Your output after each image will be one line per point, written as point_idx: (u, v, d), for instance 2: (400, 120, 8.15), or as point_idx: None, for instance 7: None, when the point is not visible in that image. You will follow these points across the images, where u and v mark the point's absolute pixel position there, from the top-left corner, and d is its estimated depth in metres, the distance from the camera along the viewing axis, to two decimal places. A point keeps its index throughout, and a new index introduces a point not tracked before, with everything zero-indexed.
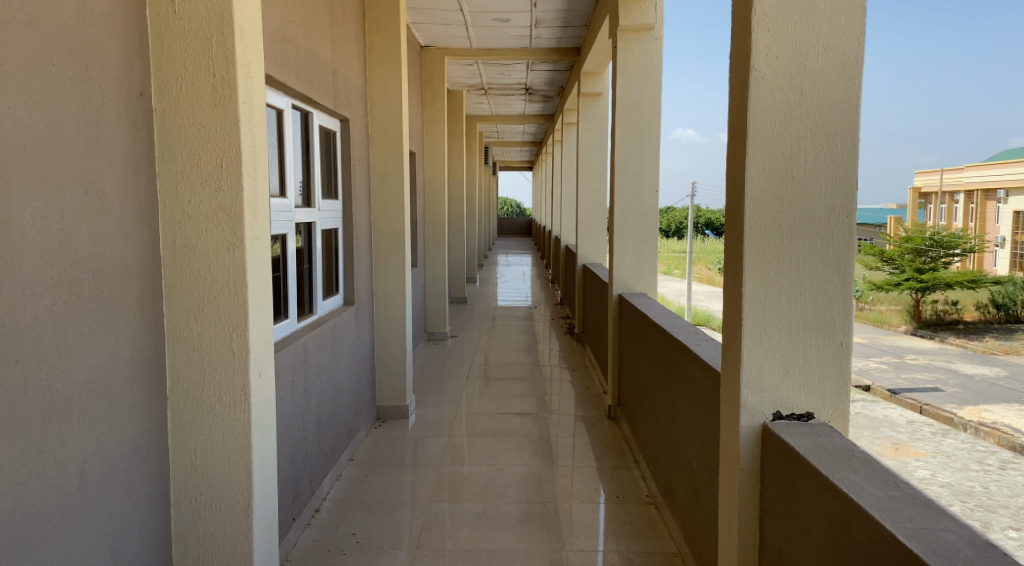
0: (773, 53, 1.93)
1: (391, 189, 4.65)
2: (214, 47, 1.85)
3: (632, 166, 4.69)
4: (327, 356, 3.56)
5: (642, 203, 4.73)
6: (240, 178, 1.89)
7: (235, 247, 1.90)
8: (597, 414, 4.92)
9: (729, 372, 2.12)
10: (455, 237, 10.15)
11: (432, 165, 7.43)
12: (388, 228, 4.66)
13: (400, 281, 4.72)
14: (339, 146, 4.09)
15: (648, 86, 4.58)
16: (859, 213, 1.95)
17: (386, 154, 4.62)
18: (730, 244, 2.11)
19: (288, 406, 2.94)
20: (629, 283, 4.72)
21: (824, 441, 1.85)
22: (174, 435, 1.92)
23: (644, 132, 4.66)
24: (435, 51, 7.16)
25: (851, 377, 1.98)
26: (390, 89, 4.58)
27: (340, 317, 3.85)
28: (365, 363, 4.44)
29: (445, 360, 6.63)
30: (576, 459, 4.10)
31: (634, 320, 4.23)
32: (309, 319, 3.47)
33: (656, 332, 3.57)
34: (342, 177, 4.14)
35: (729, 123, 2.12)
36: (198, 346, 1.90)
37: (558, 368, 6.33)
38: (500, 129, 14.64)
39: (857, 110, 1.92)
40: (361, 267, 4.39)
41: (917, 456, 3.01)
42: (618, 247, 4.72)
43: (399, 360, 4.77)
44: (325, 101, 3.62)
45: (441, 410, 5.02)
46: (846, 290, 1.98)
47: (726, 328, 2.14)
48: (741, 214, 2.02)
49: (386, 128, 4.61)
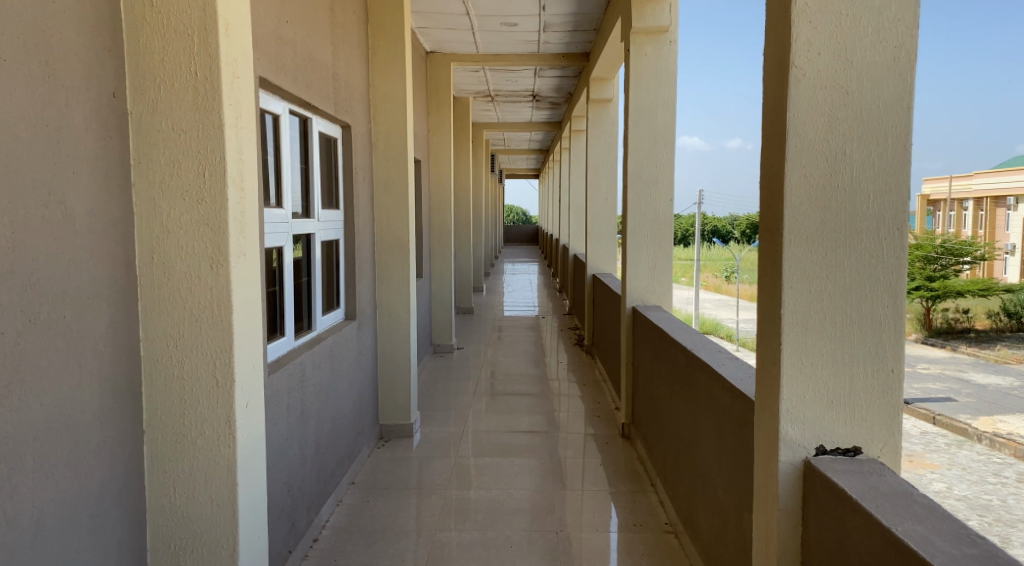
0: (816, 49, 1.74)
1: (395, 198, 4.47)
2: (195, 43, 1.67)
3: (646, 173, 4.49)
4: (326, 375, 3.37)
5: (656, 211, 4.53)
6: (224, 188, 1.70)
7: (218, 265, 1.72)
8: (609, 433, 4.70)
9: (765, 400, 1.91)
10: (462, 247, 9.98)
11: (437, 173, 7.26)
12: (391, 239, 4.48)
13: (404, 294, 4.53)
14: (340, 153, 3.92)
15: (663, 91, 4.39)
16: (911, 225, 1.75)
17: (390, 161, 4.45)
18: (766, 261, 1.92)
19: (282, 431, 2.75)
20: (644, 294, 4.51)
21: (876, 482, 1.64)
22: (152, 473, 1.73)
23: (658, 138, 4.47)
24: (441, 57, 7.01)
25: (903, 408, 1.77)
26: (394, 94, 4.41)
27: (340, 333, 3.66)
28: (367, 381, 4.25)
29: (450, 374, 6.43)
30: (587, 482, 3.89)
31: (650, 334, 4.04)
32: (306, 337, 3.28)
33: (674, 350, 3.37)
34: (343, 186, 3.96)
35: (764, 126, 1.93)
36: (178, 374, 1.71)
37: (567, 382, 6.12)
38: (506, 136, 14.50)
39: (909, 111, 1.73)
40: (363, 280, 4.20)
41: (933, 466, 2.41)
42: (632, 258, 4.54)
43: (403, 376, 4.57)
44: (325, 106, 3.45)
45: (446, 428, 4.81)
46: (896, 311, 1.77)
47: (761, 352, 1.95)
48: (778, 228, 1.83)
49: (390, 134, 4.44)
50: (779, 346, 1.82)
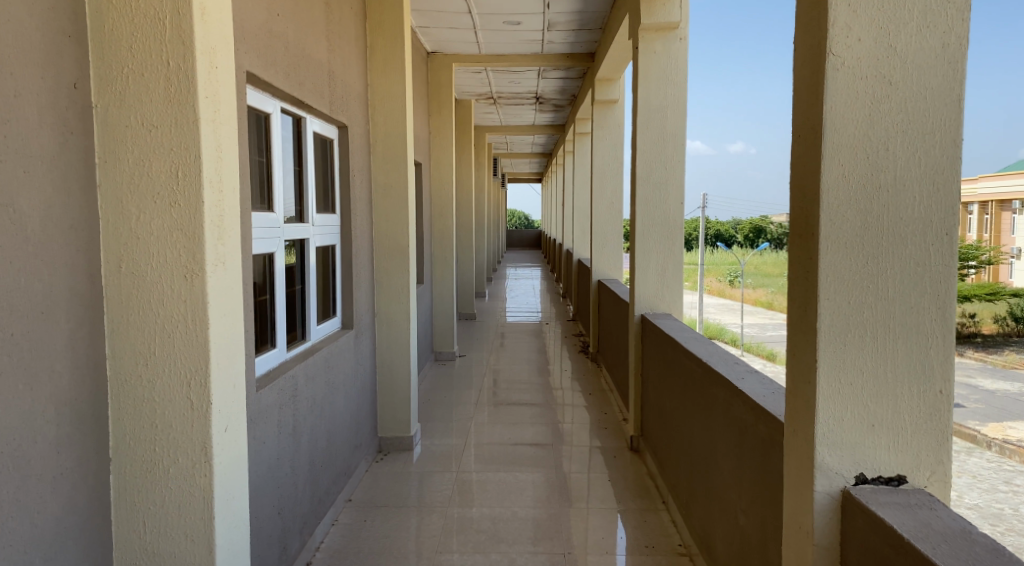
0: (855, 35, 1.57)
1: (394, 202, 4.30)
2: (167, 29, 1.50)
3: (655, 175, 4.32)
4: (321, 388, 3.21)
5: (665, 215, 4.35)
6: (199, 189, 1.53)
7: (192, 274, 1.54)
8: (617, 445, 4.52)
9: (797, 422, 1.74)
10: (464, 252, 9.81)
11: (439, 176, 7.10)
12: (391, 245, 4.31)
13: (404, 302, 4.35)
14: (336, 155, 3.76)
15: (672, 89, 4.23)
16: (961, 230, 1.57)
17: (389, 164, 4.29)
18: (798, 268, 1.74)
19: (274, 448, 2.58)
20: (653, 301, 4.33)
21: (928, 517, 1.46)
22: (119, 505, 1.55)
23: (668, 139, 4.30)
24: (443, 57, 6.87)
25: (952, 432, 1.60)
26: (393, 94, 4.25)
27: (336, 343, 3.50)
28: (365, 392, 4.08)
29: (453, 383, 6.26)
30: (595, 499, 3.71)
31: (660, 343, 3.87)
32: (299, 348, 3.11)
33: (687, 361, 3.20)
34: (340, 189, 3.80)
35: (795, 121, 1.76)
36: (149, 396, 1.54)
37: (572, 391, 5.94)
38: (509, 140, 14.39)
39: (959, 103, 1.56)
40: (360, 287, 4.03)
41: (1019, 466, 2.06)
42: (640, 264, 4.37)
43: (402, 387, 4.40)
44: (321, 105, 3.29)
45: (448, 441, 4.63)
46: (945, 325, 1.59)
47: (792, 369, 1.78)
48: (812, 233, 1.65)
49: (388, 136, 4.28)
50: (813, 364, 1.65)
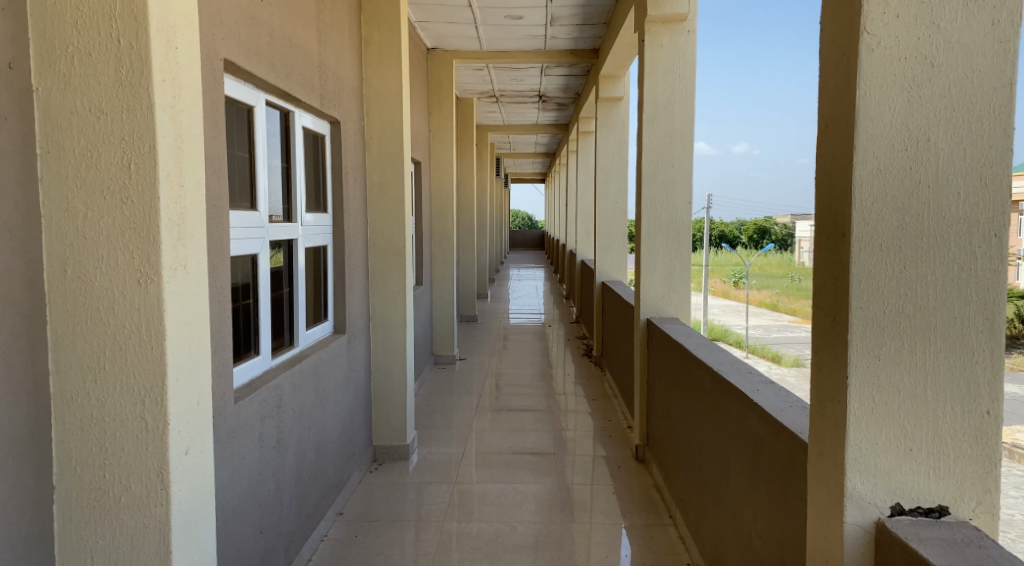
0: (893, 11, 1.39)
1: (390, 201, 4.14)
2: (116, 3, 1.33)
3: (662, 173, 4.13)
4: (309, 397, 3.04)
5: (673, 216, 4.17)
6: (154, 184, 1.36)
7: (146, 279, 1.37)
8: (622, 455, 4.34)
9: (824, 444, 1.56)
10: (466, 253, 9.63)
11: (439, 176, 6.93)
12: (386, 245, 4.14)
13: (399, 305, 4.18)
14: (328, 151, 3.59)
15: (680, 84, 4.04)
16: (1012, 231, 1.40)
17: (385, 162, 4.12)
18: (825, 273, 1.57)
19: (255, 463, 2.41)
20: (659, 305, 4.15)
21: (977, 556, 1.29)
22: (63, 538, 1.39)
23: (676, 136, 4.12)
24: (443, 54, 6.70)
25: (1000, 458, 1.42)
26: (389, 89, 4.08)
27: (327, 349, 3.33)
28: (359, 399, 3.90)
29: (453, 388, 6.08)
30: (599, 513, 3.53)
31: (666, 349, 3.70)
32: (285, 355, 2.95)
33: (697, 369, 3.02)
34: (332, 188, 3.63)
35: (822, 110, 1.58)
36: (98, 415, 1.38)
37: (575, 397, 5.76)
38: (512, 139, 14.22)
39: (1011, 88, 1.38)
40: (354, 289, 3.86)
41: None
42: (646, 265, 4.19)
43: (398, 394, 4.22)
44: (311, 99, 3.13)
45: (445, 449, 4.45)
46: (992, 337, 1.41)
47: (819, 385, 1.60)
48: (843, 234, 1.48)
49: (384, 132, 4.11)
50: (844, 381, 1.47)
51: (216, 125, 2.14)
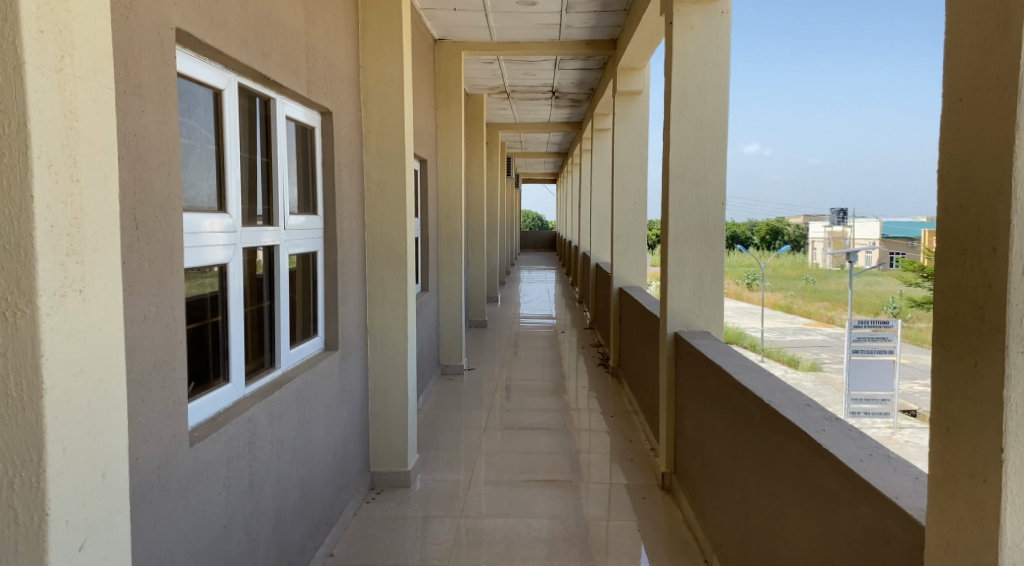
0: None
1: (390, 201, 3.73)
2: None
3: (692, 170, 3.71)
4: (290, 427, 2.64)
5: (704, 217, 3.73)
6: (23, 176, 0.97)
7: (16, 310, 0.99)
8: (645, 483, 3.91)
9: (955, 535, 1.14)
10: (474, 255, 9.22)
11: (446, 174, 6.54)
12: (386, 250, 3.74)
13: (401, 316, 3.77)
14: (318, 145, 3.19)
15: (712, 72, 3.63)
16: None
17: (383, 158, 3.72)
18: (959, 301, 1.14)
19: (216, 516, 2.02)
20: (688, 318, 3.72)
21: None
22: None
23: (708, 129, 3.69)
24: (451, 44, 6.29)
25: None
26: (389, 77, 3.69)
27: (314, 371, 2.94)
28: (354, 422, 3.51)
29: (460, 403, 5.66)
30: (623, 555, 3.11)
31: (699, 369, 3.27)
32: (263, 380, 2.55)
33: (740, 397, 2.60)
34: (324, 186, 3.24)
35: (948, 75, 1.16)
36: None
37: (591, 412, 5.34)
38: (522, 138, 13.75)
39: None
40: (348, 300, 3.46)
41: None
42: (674, 273, 3.74)
43: (398, 416, 3.80)
44: (295, 86, 2.74)
45: (450, 476, 4.04)
46: None
47: (947, 452, 1.18)
48: (994, 250, 1.05)
49: (382, 126, 3.72)
50: (997, 454, 1.04)
51: (165, 109, 1.74)
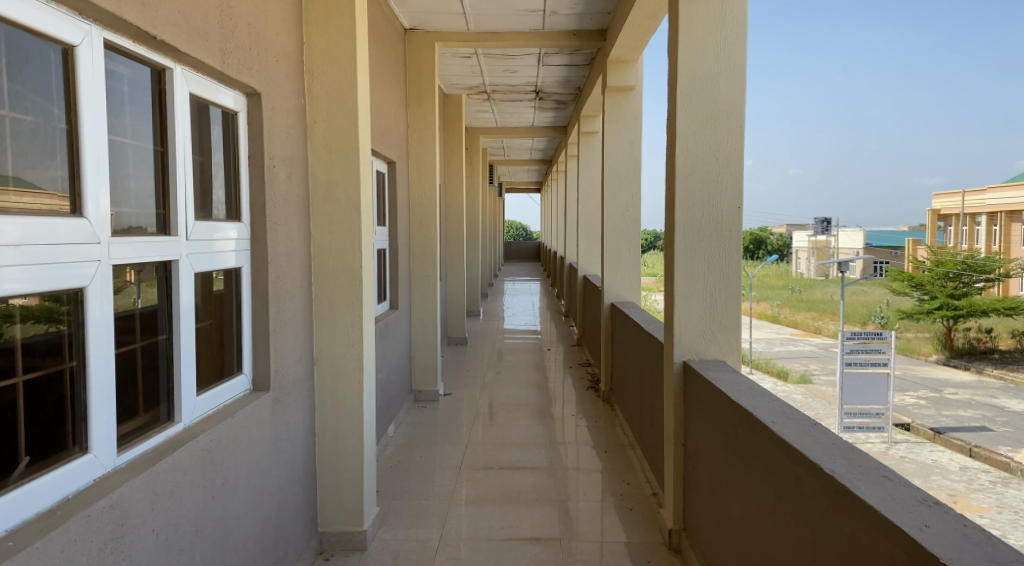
0: None
1: (341, 207, 3.11)
2: None
3: (702, 169, 3.12)
4: (193, 503, 2.00)
5: (717, 223, 3.13)
6: None
7: None
8: (649, 541, 3.30)
9: None
10: (453, 267, 8.59)
11: (418, 178, 5.90)
12: (336, 265, 3.11)
13: (353, 345, 3.13)
14: (245, 136, 2.56)
15: (727, 51, 3.06)
16: None
17: (331, 155, 3.09)
18: None
19: None
20: (697, 344, 3.13)
21: None
22: None
23: (722, 119, 3.11)
24: (424, 35, 5.73)
25: None
26: (339, 57, 3.07)
27: (234, 422, 2.30)
28: (293, 479, 2.85)
29: (435, 435, 5.01)
30: None
31: (716, 411, 2.67)
32: (151, 443, 1.92)
33: (783, 457, 2.00)
34: (252, 186, 2.60)
35: None
36: None
37: (582, 445, 4.74)
38: (506, 144, 13.16)
39: None
40: (287, 327, 2.82)
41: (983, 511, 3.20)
42: (682, 291, 3.14)
43: (353, 465, 3.16)
44: (203, 55, 2.12)
45: (418, 534, 3.39)
46: None
47: None
48: None
49: (331, 116, 3.09)
50: None
51: None
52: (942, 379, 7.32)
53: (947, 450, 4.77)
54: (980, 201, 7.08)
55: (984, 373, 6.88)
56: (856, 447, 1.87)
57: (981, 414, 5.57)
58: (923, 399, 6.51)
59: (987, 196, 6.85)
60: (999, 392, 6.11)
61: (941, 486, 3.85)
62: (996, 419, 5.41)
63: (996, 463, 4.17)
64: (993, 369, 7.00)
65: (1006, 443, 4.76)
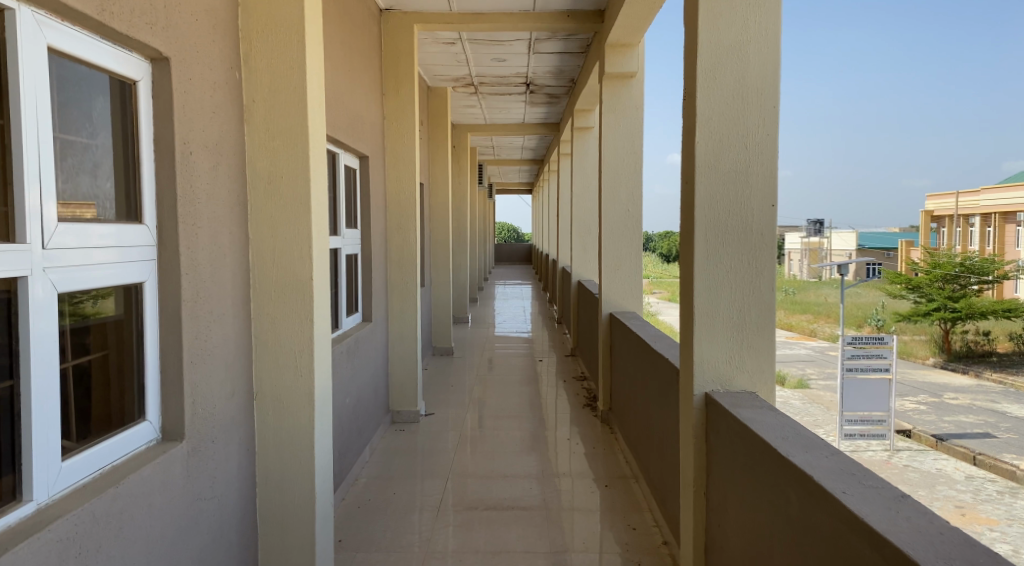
0: None
1: (284, 207, 2.53)
2: None
3: (729, 159, 2.56)
4: None
5: (747, 225, 2.57)
6: None
7: None
8: None
9: None
10: (438, 271, 8.01)
11: (397, 176, 5.30)
12: (279, 278, 2.54)
13: (301, 375, 2.55)
14: (149, 113, 1.98)
15: (758, 16, 2.51)
16: None
17: (275, 143, 2.52)
18: None
19: None
20: (722, 371, 2.58)
21: None
22: None
23: (751, 99, 2.55)
24: (402, 16, 5.17)
25: None
26: (283, 20, 2.49)
27: (121, 492, 1.72)
28: (221, 546, 2.27)
29: (413, 464, 4.44)
30: None
31: (752, 464, 2.11)
32: None
33: (867, 549, 1.44)
34: (161, 179, 2.01)
35: None
36: None
37: (580, 477, 4.17)
38: (495, 142, 12.61)
39: None
40: (212, 357, 2.23)
41: (991, 524, 2.73)
42: (704, 307, 2.59)
43: (300, 522, 2.58)
44: None
45: None
46: None
47: None
48: None
49: (275, 96, 2.51)
50: None
51: None
52: (941, 381, 6.83)
53: (948, 456, 4.32)
54: (974, 203, 6.86)
55: (982, 375, 6.50)
56: (978, 546, 1.33)
57: (984, 420, 5.09)
58: (922, 402, 5.81)
59: (983, 197, 6.65)
60: (1001, 399, 5.56)
61: (944, 494, 3.39)
62: (1000, 425, 4.87)
63: (1003, 473, 3.73)
64: (992, 372, 6.57)
65: (1012, 450, 4.27)
